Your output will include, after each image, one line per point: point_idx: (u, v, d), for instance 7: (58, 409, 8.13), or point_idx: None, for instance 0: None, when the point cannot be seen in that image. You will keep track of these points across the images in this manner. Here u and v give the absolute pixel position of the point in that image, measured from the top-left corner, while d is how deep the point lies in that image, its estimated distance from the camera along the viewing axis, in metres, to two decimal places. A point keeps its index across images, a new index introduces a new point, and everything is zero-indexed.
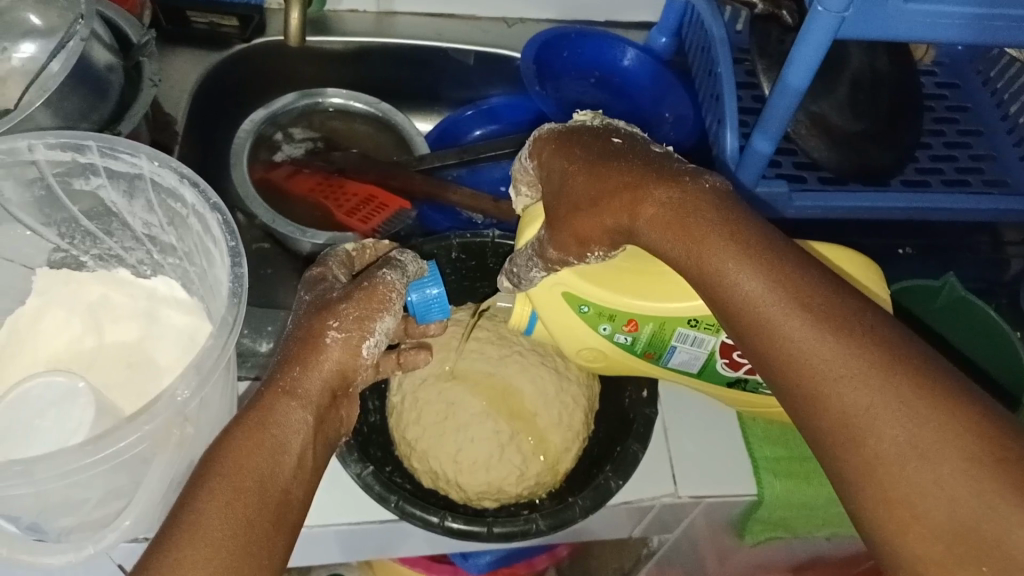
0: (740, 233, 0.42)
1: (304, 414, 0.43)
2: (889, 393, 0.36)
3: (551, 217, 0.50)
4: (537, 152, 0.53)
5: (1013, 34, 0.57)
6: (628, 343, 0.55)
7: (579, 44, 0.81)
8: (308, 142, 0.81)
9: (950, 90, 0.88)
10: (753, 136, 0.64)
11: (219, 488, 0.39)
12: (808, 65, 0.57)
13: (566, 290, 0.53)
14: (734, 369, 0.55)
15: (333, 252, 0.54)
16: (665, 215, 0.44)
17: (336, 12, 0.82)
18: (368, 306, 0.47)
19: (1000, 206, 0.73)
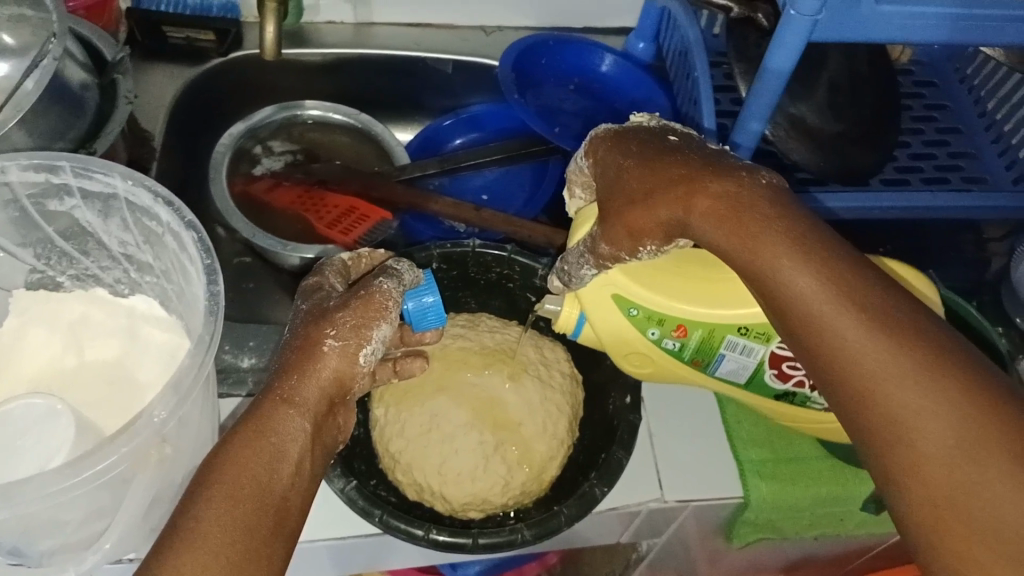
0: (798, 232, 0.41)
1: (302, 422, 0.43)
2: (952, 404, 0.36)
3: (602, 214, 0.49)
4: (591, 152, 0.52)
5: (990, 33, 0.57)
6: (675, 349, 0.55)
7: (557, 50, 0.82)
8: (288, 154, 0.81)
9: (928, 89, 0.88)
10: (735, 133, 0.64)
11: (219, 495, 0.39)
12: (781, 73, 0.57)
13: (616, 292, 0.53)
14: (784, 381, 0.55)
15: (330, 260, 0.54)
16: (719, 211, 0.43)
17: (314, 24, 0.82)
18: (363, 314, 0.46)
19: (980, 203, 0.74)
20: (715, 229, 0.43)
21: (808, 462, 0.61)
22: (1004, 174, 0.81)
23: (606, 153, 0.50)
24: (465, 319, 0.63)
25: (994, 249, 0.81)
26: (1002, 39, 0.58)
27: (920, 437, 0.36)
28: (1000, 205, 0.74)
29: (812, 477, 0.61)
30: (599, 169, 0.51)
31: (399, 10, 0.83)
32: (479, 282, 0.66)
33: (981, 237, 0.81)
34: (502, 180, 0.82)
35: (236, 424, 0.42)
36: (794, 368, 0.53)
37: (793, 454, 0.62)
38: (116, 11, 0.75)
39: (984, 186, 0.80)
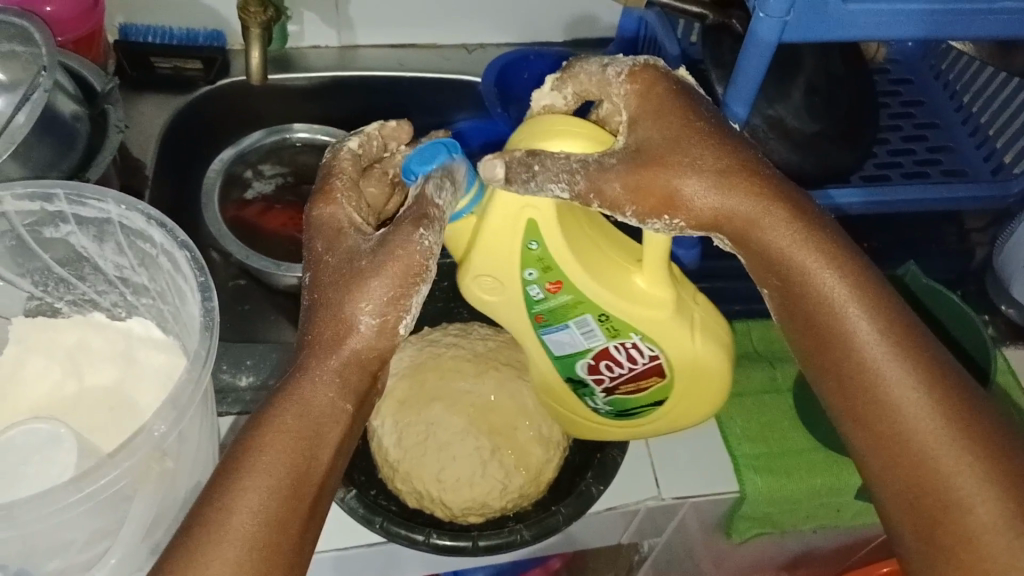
0: (869, 281, 0.46)
1: (343, 403, 0.44)
2: (991, 449, 0.42)
3: (646, 156, 0.45)
4: (646, 82, 0.47)
5: (955, 27, 0.59)
6: (533, 298, 0.53)
7: (538, 64, 0.83)
8: (279, 177, 0.81)
9: (904, 86, 0.90)
10: (727, 98, 0.61)
11: (261, 483, 0.41)
12: (766, 45, 0.56)
13: (531, 220, 0.49)
14: (591, 373, 0.56)
15: (337, 162, 0.50)
16: (806, 234, 0.46)
17: (299, 49, 0.84)
18: (403, 282, 0.43)
19: (956, 195, 0.75)
20: (795, 246, 0.46)
21: (801, 456, 0.63)
22: (981, 165, 0.82)
23: (669, 94, 0.46)
24: (457, 327, 0.64)
25: (977, 239, 0.83)
26: (968, 32, 0.59)
27: (962, 468, 0.42)
28: (976, 196, 0.76)
29: (805, 468, 0.62)
30: (651, 104, 0.46)
31: (383, 31, 0.84)
32: None
33: (963, 227, 0.83)
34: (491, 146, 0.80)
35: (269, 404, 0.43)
36: (607, 368, 0.55)
37: (785, 448, 0.63)
38: (104, 44, 0.76)
39: (963, 178, 0.82)
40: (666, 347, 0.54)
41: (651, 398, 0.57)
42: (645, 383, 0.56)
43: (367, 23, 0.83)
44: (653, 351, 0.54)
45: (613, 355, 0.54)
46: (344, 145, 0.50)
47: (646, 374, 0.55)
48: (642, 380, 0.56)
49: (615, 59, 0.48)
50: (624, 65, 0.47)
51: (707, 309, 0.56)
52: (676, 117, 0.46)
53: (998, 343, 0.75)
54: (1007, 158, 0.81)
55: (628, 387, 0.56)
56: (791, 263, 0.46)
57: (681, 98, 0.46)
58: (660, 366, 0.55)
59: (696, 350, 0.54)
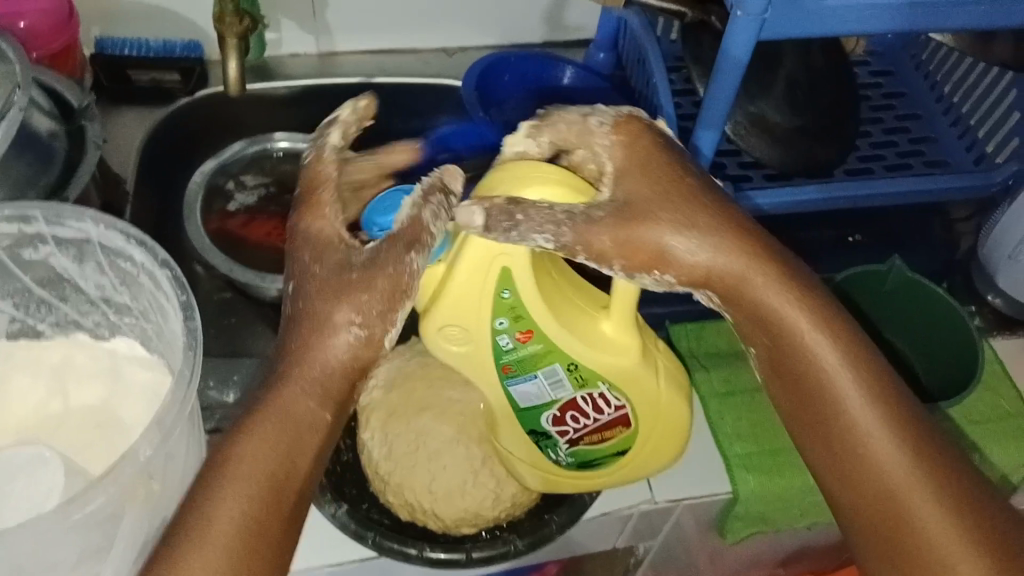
0: (855, 341, 0.46)
1: (321, 412, 0.44)
2: (961, 496, 0.43)
3: (632, 211, 0.46)
4: (631, 136, 0.48)
5: (933, 19, 0.59)
6: (502, 348, 0.54)
7: (519, 66, 0.83)
8: (261, 186, 0.80)
9: (885, 78, 0.90)
10: (707, 102, 0.61)
11: (241, 491, 0.41)
12: (744, 45, 0.56)
13: (506, 268, 0.50)
14: (555, 424, 0.57)
15: (321, 164, 0.48)
16: (796, 293, 0.46)
17: (278, 57, 0.84)
18: (392, 300, 0.44)
19: (939, 185, 0.76)
20: (784, 305, 0.46)
21: (793, 454, 0.63)
22: (964, 156, 0.82)
23: (657, 149, 0.47)
24: None
25: (962, 229, 0.83)
26: (947, 24, 0.59)
27: (941, 526, 0.42)
28: (958, 186, 0.76)
29: (797, 466, 0.62)
30: (638, 159, 0.47)
31: (362, 37, 0.84)
32: None
33: (948, 218, 0.83)
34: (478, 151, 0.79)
35: (246, 410, 0.43)
36: (573, 418, 0.57)
37: (777, 446, 0.63)
38: (82, 59, 0.75)
39: (946, 168, 0.82)
40: (630, 396, 0.56)
41: (614, 448, 0.58)
42: (608, 433, 0.57)
43: (345, 30, 0.83)
44: (619, 400, 0.56)
45: (580, 406, 0.56)
46: (328, 144, 0.48)
47: (611, 424, 0.57)
48: (605, 429, 0.57)
49: (597, 109, 0.49)
50: (607, 116, 0.48)
51: (666, 355, 0.59)
52: (666, 176, 0.47)
53: (986, 333, 0.75)
54: (989, 148, 0.82)
55: (592, 437, 0.57)
56: (777, 320, 0.47)
57: (668, 157, 0.47)
58: (626, 415, 0.57)
59: (660, 396, 0.57)
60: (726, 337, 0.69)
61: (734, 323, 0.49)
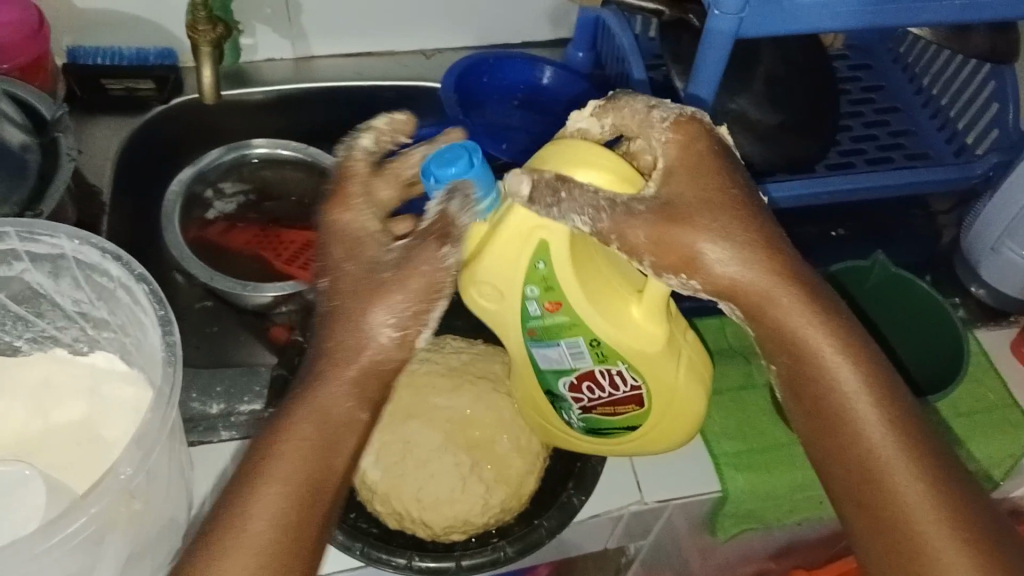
0: (875, 363, 0.46)
1: (358, 412, 0.44)
2: (966, 519, 0.44)
3: (671, 213, 0.44)
4: (688, 135, 0.46)
5: (910, 15, 0.59)
6: (529, 313, 0.52)
7: (498, 68, 0.83)
8: (241, 194, 0.79)
9: (864, 72, 0.90)
10: (687, 100, 0.61)
11: (280, 493, 0.42)
12: (723, 42, 0.56)
13: (543, 241, 0.49)
14: (570, 391, 0.55)
15: (348, 162, 0.46)
16: (823, 316, 0.46)
17: (254, 63, 0.83)
18: (425, 299, 0.43)
19: (922, 179, 0.76)
20: (809, 328, 0.46)
21: (781, 450, 0.63)
22: (944, 148, 0.83)
23: (708, 154, 0.46)
24: (429, 342, 0.64)
25: (943, 221, 0.83)
26: (923, 19, 0.59)
27: (948, 552, 0.44)
28: (942, 177, 0.76)
29: (785, 463, 0.62)
30: (688, 161, 0.45)
31: (339, 41, 0.83)
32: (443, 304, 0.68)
33: (929, 211, 0.84)
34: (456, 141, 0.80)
35: (283, 410, 0.44)
36: (589, 388, 0.55)
37: (765, 443, 0.63)
38: (53, 69, 0.74)
39: (927, 161, 0.83)
40: (649, 381, 0.54)
41: (625, 423, 0.57)
42: (622, 409, 0.56)
43: (322, 34, 0.82)
44: (636, 380, 0.54)
45: (596, 379, 0.54)
46: (357, 145, 0.46)
47: (624, 401, 0.55)
48: (618, 406, 0.55)
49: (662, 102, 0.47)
50: (669, 111, 0.47)
51: (693, 346, 0.56)
52: (704, 184, 0.45)
53: (970, 324, 0.76)
54: (970, 139, 0.82)
55: (603, 408, 0.56)
56: (804, 337, 0.46)
57: (715, 160, 0.46)
58: (640, 395, 0.55)
59: (678, 386, 0.55)
60: (712, 334, 0.69)
61: (755, 340, 0.48)
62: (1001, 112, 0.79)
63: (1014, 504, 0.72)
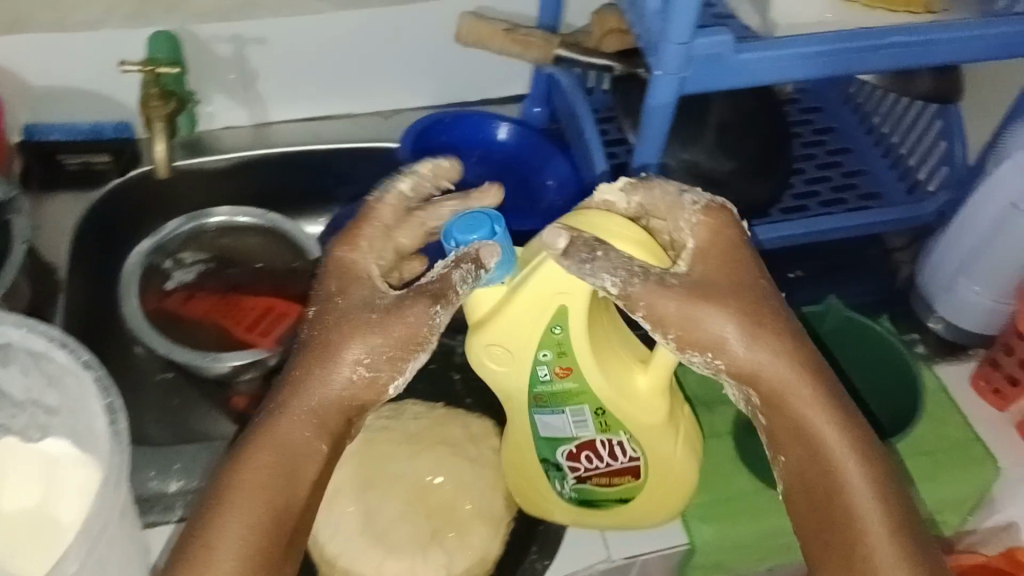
0: (884, 471, 0.46)
1: (319, 443, 0.45)
2: None
3: (699, 291, 0.45)
4: (720, 222, 0.47)
5: (851, 63, 0.60)
6: (539, 378, 0.53)
7: (455, 126, 0.83)
8: (201, 264, 0.79)
9: (815, 115, 0.92)
10: (636, 156, 0.62)
11: (241, 518, 0.43)
12: (666, 103, 0.57)
13: (561, 309, 0.50)
14: (569, 459, 0.56)
15: (377, 201, 0.49)
16: (839, 411, 0.46)
17: (211, 131, 0.83)
18: (404, 346, 0.44)
19: (872, 220, 0.78)
20: (824, 421, 0.46)
21: (750, 498, 0.62)
22: (896, 185, 0.84)
23: (738, 243, 0.47)
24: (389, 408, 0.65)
25: (901, 258, 0.84)
26: (863, 67, 0.60)
27: None
28: (893, 217, 0.78)
29: (753, 510, 0.61)
30: (717, 246, 0.46)
31: (295, 106, 0.84)
32: None
33: (886, 248, 0.85)
34: None
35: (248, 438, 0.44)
36: (587, 458, 0.56)
37: (734, 491, 0.62)
38: (8, 147, 0.74)
39: (878, 201, 0.83)
40: (647, 451, 0.56)
41: (619, 494, 0.58)
42: (616, 480, 0.57)
43: (278, 99, 0.83)
44: (634, 452, 0.56)
45: (597, 449, 0.55)
46: (395, 187, 0.49)
47: (621, 471, 0.57)
48: (614, 475, 0.57)
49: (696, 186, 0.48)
50: (701, 196, 0.47)
51: (685, 419, 0.59)
52: (729, 273, 0.46)
53: (930, 361, 0.76)
54: (921, 175, 0.83)
55: (600, 478, 0.57)
56: (816, 430, 0.46)
57: (744, 251, 0.47)
58: (637, 466, 0.56)
59: (673, 458, 0.57)
60: None
61: (764, 432, 0.48)
62: (949, 149, 0.80)
63: (984, 537, 0.72)
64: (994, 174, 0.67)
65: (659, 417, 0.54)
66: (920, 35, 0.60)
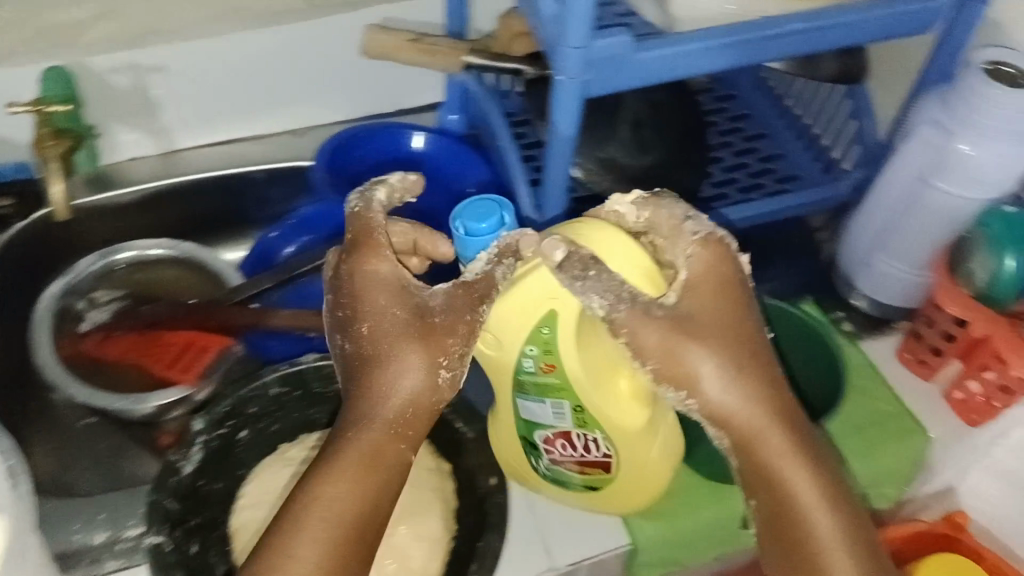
0: (858, 525, 0.46)
1: (402, 452, 0.46)
2: None
3: (684, 328, 0.45)
4: (716, 255, 0.46)
5: (750, 54, 0.60)
6: (523, 366, 0.54)
7: (369, 140, 0.82)
8: (114, 301, 0.78)
9: (729, 103, 0.93)
10: (547, 161, 0.62)
11: (323, 535, 0.43)
12: (571, 108, 0.57)
13: (552, 309, 0.51)
14: (544, 442, 0.57)
15: (371, 214, 0.49)
16: (812, 460, 0.46)
17: (117, 163, 0.81)
18: (471, 338, 0.47)
19: (792, 205, 0.78)
20: (797, 472, 0.46)
21: (688, 492, 0.63)
22: (813, 167, 0.85)
23: (730, 283, 0.46)
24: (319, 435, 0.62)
25: (823, 238, 0.86)
26: (764, 56, 0.61)
27: None
28: (812, 202, 0.78)
29: (690, 504, 0.62)
30: (711, 281, 0.46)
31: (203, 132, 0.82)
32: (328, 396, 0.63)
33: (808, 229, 0.86)
34: None
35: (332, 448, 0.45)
36: (563, 445, 0.56)
37: (672, 487, 0.63)
38: None
39: (797, 182, 0.84)
40: (621, 453, 0.55)
41: (585, 481, 0.58)
42: (589, 469, 0.57)
43: (184, 127, 0.81)
44: (608, 450, 0.55)
45: (572, 439, 0.56)
46: (374, 197, 0.49)
47: (593, 463, 0.57)
48: (587, 468, 0.57)
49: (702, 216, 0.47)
50: (702, 226, 0.47)
51: (671, 428, 0.58)
52: (716, 315, 0.46)
53: (856, 336, 0.77)
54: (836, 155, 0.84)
55: (573, 466, 0.57)
56: (789, 476, 0.46)
57: (737, 291, 0.47)
58: (609, 463, 0.56)
59: (647, 465, 0.56)
60: None
61: (738, 474, 0.48)
62: (861, 128, 0.81)
63: (922, 502, 0.73)
64: (901, 150, 0.69)
65: (636, 422, 0.54)
66: (818, 20, 0.60)
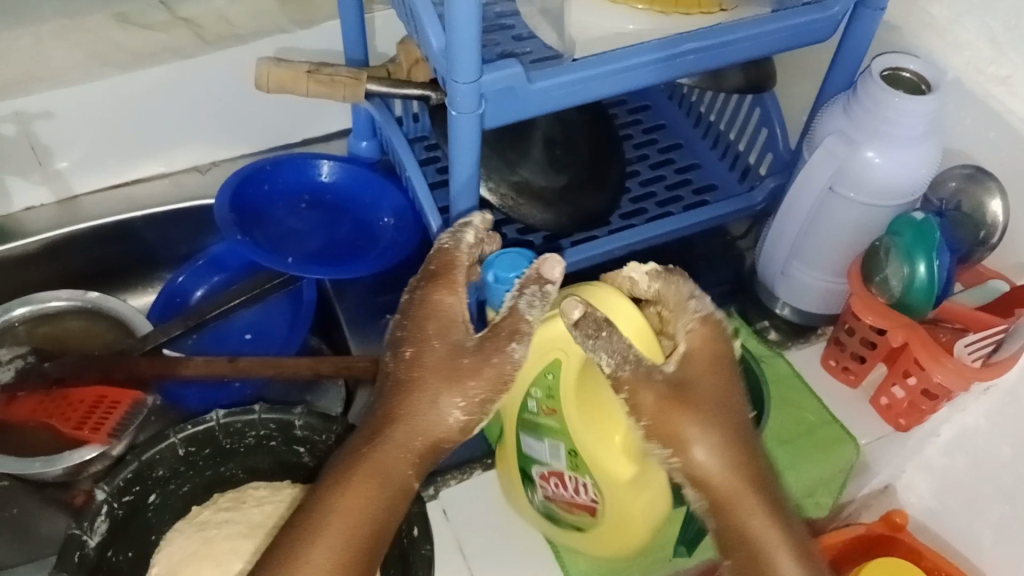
0: None
1: (412, 479, 0.47)
2: None
3: (683, 393, 0.45)
4: (710, 334, 0.47)
5: (646, 74, 0.59)
6: (529, 408, 0.54)
7: (277, 173, 0.80)
8: (17, 359, 0.74)
9: (642, 114, 0.92)
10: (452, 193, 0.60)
11: (336, 539, 0.45)
12: (469, 144, 0.56)
13: (558, 355, 0.51)
14: (541, 477, 0.56)
15: (456, 250, 0.51)
16: (783, 524, 0.46)
17: (11, 214, 0.77)
18: (495, 387, 0.47)
19: (711, 216, 0.77)
20: (769, 533, 0.46)
21: None
22: (728, 175, 0.85)
23: (721, 361, 0.47)
24: (231, 495, 0.60)
25: (744, 246, 0.86)
26: (660, 78, 0.60)
27: None
28: (730, 210, 0.77)
29: None
30: (706, 356, 0.47)
31: (101, 176, 0.79)
32: (240, 449, 0.62)
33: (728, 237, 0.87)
34: (258, 316, 0.81)
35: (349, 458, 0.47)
36: (556, 483, 0.55)
37: None
38: None
39: (714, 192, 0.84)
40: (607, 497, 0.53)
41: (576, 521, 0.57)
42: (577, 509, 0.56)
43: (80, 172, 0.78)
44: (595, 496, 0.54)
45: (564, 479, 0.55)
46: (462, 239, 0.51)
47: (582, 505, 0.55)
48: (575, 506, 0.56)
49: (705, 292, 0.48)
50: (705, 304, 0.48)
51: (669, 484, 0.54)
52: (711, 383, 0.47)
53: (782, 347, 0.77)
54: (750, 161, 0.84)
55: (563, 503, 0.56)
56: (758, 540, 0.46)
57: (730, 366, 0.48)
58: (596, 507, 0.54)
59: (633, 510, 0.53)
60: None
61: (712, 535, 0.48)
62: (771, 135, 0.82)
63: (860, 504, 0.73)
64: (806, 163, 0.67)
65: (623, 468, 0.51)
66: (713, 39, 0.59)
